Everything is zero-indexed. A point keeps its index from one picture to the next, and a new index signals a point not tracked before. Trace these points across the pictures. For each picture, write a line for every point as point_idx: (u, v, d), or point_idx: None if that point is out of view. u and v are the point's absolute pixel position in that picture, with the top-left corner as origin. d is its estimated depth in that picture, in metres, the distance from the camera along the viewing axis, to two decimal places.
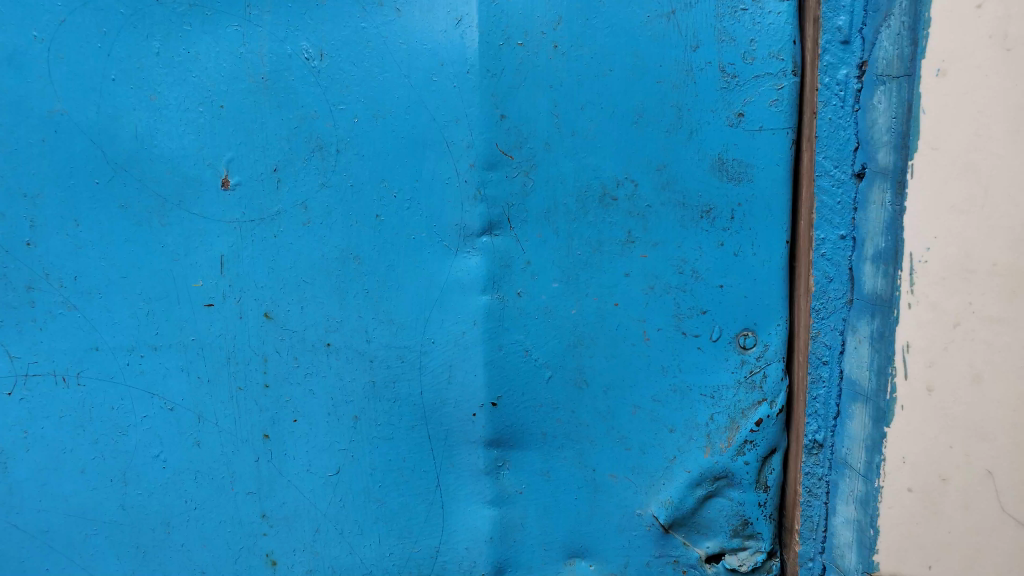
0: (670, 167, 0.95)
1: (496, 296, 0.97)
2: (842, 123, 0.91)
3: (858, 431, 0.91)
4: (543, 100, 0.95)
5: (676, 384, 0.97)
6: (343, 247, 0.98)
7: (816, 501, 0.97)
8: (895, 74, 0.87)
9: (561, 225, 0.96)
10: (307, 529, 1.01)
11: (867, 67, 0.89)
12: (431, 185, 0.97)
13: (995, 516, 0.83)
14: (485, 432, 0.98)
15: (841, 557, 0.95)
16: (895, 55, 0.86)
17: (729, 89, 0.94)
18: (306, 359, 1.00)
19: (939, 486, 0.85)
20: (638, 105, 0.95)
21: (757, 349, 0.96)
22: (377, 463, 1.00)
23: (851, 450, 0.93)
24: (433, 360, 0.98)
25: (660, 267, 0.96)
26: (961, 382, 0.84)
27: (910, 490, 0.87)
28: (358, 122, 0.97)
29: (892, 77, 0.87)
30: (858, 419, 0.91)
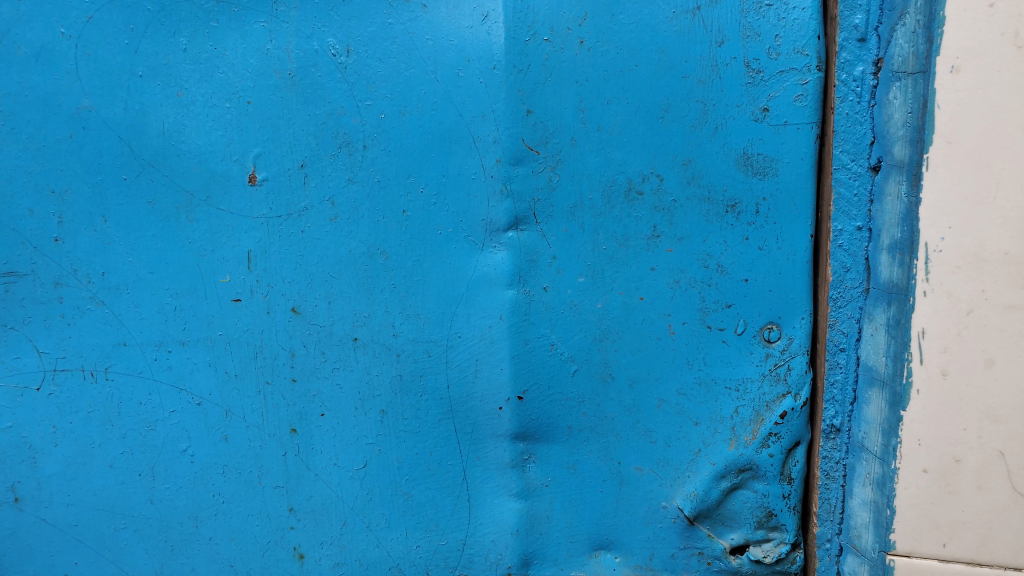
0: (696, 162, 0.95)
1: (523, 290, 0.98)
2: (859, 119, 0.93)
3: (875, 415, 0.95)
4: (569, 95, 0.96)
5: (701, 377, 0.96)
6: (370, 243, 1.00)
7: (833, 484, 0.98)
8: (911, 71, 0.90)
9: (587, 220, 0.97)
10: (334, 523, 1.04)
11: (883, 64, 0.91)
12: (456, 181, 0.98)
13: (1005, 493, 0.90)
14: (511, 426, 0.99)
15: (857, 537, 0.97)
16: (911, 52, 0.90)
17: (753, 85, 0.93)
18: (333, 353, 1.02)
19: (954, 464, 0.91)
20: (664, 100, 0.95)
21: (782, 342, 0.95)
22: (404, 457, 1.02)
23: (867, 434, 0.96)
24: (460, 354, 0.99)
25: (686, 261, 0.96)
26: (975, 366, 0.89)
27: (925, 471, 0.92)
28: (384, 118, 0.99)
29: (908, 74, 0.90)
30: (875, 404, 0.95)
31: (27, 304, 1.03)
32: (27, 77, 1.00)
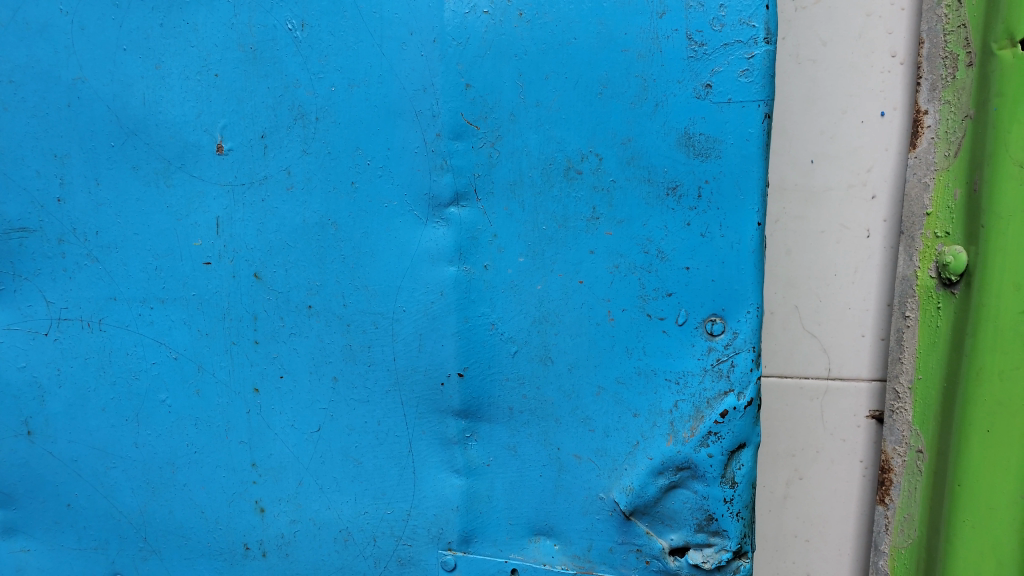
0: (635, 141, 0.91)
1: (464, 267, 0.94)
2: None
3: None
4: (507, 70, 0.91)
5: (640, 367, 0.93)
6: (322, 213, 0.96)
7: None
8: None
9: (527, 198, 0.93)
10: (291, 481, 1.01)
11: None
12: (401, 155, 0.93)
13: (798, 334, 1.29)
14: (454, 403, 0.96)
15: None
16: None
17: (696, 60, 0.89)
18: (291, 319, 0.98)
19: (768, 316, 1.30)
20: (602, 76, 0.90)
21: (725, 336, 0.91)
22: (355, 425, 0.99)
23: None
24: (405, 328, 0.96)
25: (625, 245, 0.92)
26: (779, 253, 1.28)
27: None
28: (335, 91, 0.94)
29: None
30: None
31: (36, 258, 1.01)
32: (32, 50, 0.98)
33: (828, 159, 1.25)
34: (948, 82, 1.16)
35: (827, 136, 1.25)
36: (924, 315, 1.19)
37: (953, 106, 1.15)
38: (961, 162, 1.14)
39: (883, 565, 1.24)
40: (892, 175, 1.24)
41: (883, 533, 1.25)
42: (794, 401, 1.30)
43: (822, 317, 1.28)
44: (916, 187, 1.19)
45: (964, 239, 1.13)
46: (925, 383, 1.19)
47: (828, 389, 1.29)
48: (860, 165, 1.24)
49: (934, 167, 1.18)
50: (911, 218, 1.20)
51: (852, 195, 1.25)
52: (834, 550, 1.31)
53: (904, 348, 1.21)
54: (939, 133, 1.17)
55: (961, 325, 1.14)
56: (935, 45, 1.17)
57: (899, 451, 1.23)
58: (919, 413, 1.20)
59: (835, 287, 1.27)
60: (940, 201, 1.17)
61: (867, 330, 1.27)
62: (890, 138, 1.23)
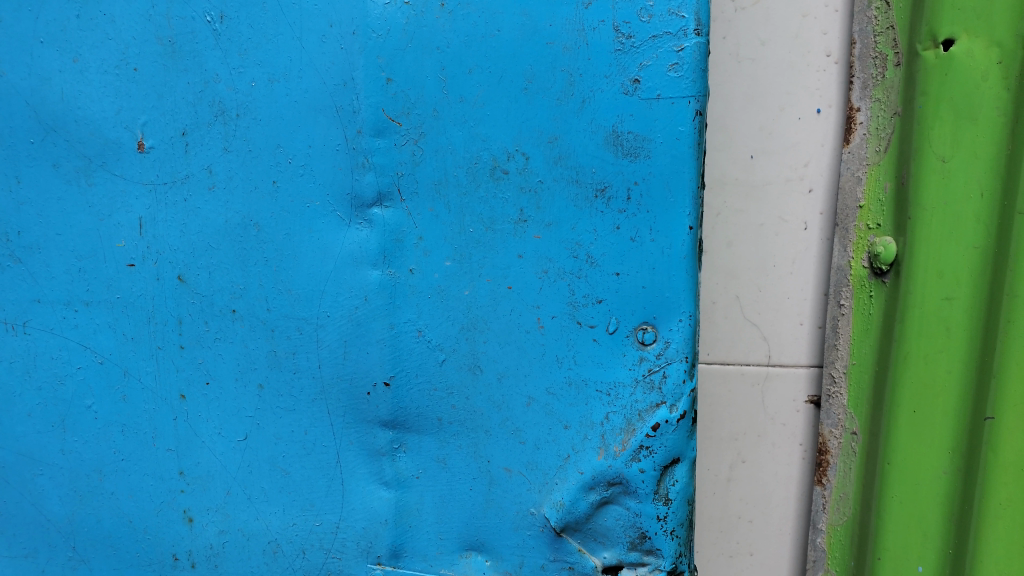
0: (562, 140, 0.89)
1: (388, 271, 0.91)
2: None
3: None
4: (429, 63, 0.88)
5: (571, 377, 0.91)
6: (243, 213, 0.91)
7: None
8: None
9: (452, 199, 0.90)
10: (219, 490, 0.96)
11: None
12: (322, 153, 0.89)
13: (741, 324, 1.31)
14: (382, 412, 0.93)
15: None
16: None
17: (624, 52, 0.87)
18: (215, 324, 0.93)
19: (711, 306, 1.31)
20: (527, 71, 0.88)
21: (658, 346, 0.89)
22: (281, 434, 0.94)
23: None
24: (330, 335, 0.92)
25: (554, 250, 0.90)
26: (720, 245, 1.29)
27: None
28: (256, 87, 0.89)
29: None
30: None
31: None
32: None
33: (767, 154, 1.27)
34: (878, 82, 1.19)
35: (765, 132, 1.26)
36: (857, 303, 1.23)
37: (882, 104, 1.19)
38: (891, 157, 1.18)
39: (821, 542, 1.28)
40: (828, 169, 1.25)
41: (821, 512, 1.28)
42: (737, 387, 1.33)
43: (762, 306, 1.30)
44: (850, 181, 1.22)
45: (893, 230, 1.18)
46: (859, 367, 1.23)
47: (768, 375, 1.32)
48: (797, 160, 1.26)
49: (866, 162, 1.21)
50: (845, 210, 1.22)
51: (790, 189, 1.27)
52: (775, 531, 1.34)
53: (839, 334, 1.24)
54: (870, 129, 1.20)
55: (891, 312, 1.19)
56: (866, 45, 1.19)
57: (836, 433, 1.26)
58: (854, 396, 1.24)
59: (773, 277, 1.29)
60: (871, 195, 1.20)
61: (804, 318, 1.29)
62: (825, 134, 1.24)
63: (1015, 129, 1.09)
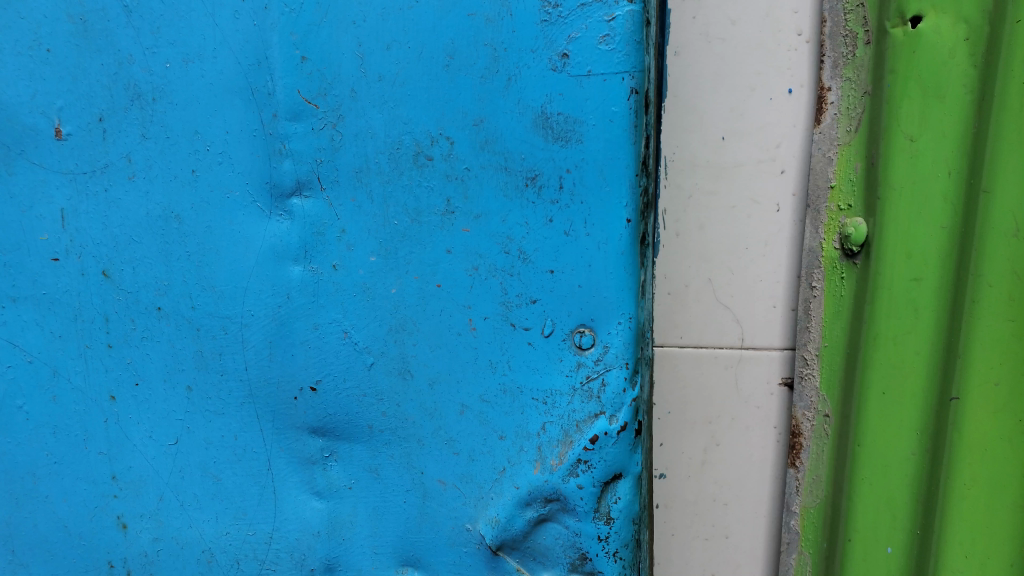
0: (488, 121, 0.87)
1: (310, 267, 0.92)
2: None
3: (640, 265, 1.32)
4: (345, 39, 0.88)
5: (506, 384, 0.91)
6: (163, 206, 0.93)
7: None
8: None
9: (375, 188, 0.90)
10: (151, 496, 0.99)
11: None
12: (238, 139, 0.90)
13: (715, 306, 1.30)
14: (308, 418, 0.94)
15: None
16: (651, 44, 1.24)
17: (551, 24, 0.84)
18: (142, 322, 0.95)
19: (683, 289, 1.31)
20: (448, 45, 0.86)
21: (596, 350, 0.89)
22: (211, 439, 0.96)
23: None
24: (254, 334, 0.94)
25: (483, 245, 0.89)
26: (691, 228, 1.29)
27: (668, 293, 1.31)
28: (171, 68, 0.90)
29: None
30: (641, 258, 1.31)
31: None
32: None
33: (738, 135, 1.26)
34: (848, 61, 1.16)
35: (736, 113, 1.25)
36: (829, 285, 1.21)
37: (853, 83, 1.16)
38: (862, 136, 1.16)
39: (795, 524, 1.27)
40: (799, 150, 1.24)
41: (795, 495, 1.27)
42: (710, 370, 1.32)
43: (734, 289, 1.29)
44: (821, 162, 1.20)
45: (864, 210, 1.16)
46: (831, 349, 1.22)
47: (741, 358, 1.31)
48: (768, 141, 1.25)
49: (837, 142, 1.18)
50: (816, 191, 1.21)
51: (761, 170, 1.26)
52: (749, 513, 1.33)
53: (811, 316, 1.23)
54: (841, 108, 1.18)
55: (861, 292, 1.18)
56: (836, 24, 1.17)
57: (808, 416, 1.25)
58: (826, 378, 1.23)
59: (745, 260, 1.28)
60: (843, 175, 1.18)
61: (777, 301, 1.28)
62: (797, 115, 1.23)
63: (981, 107, 1.07)
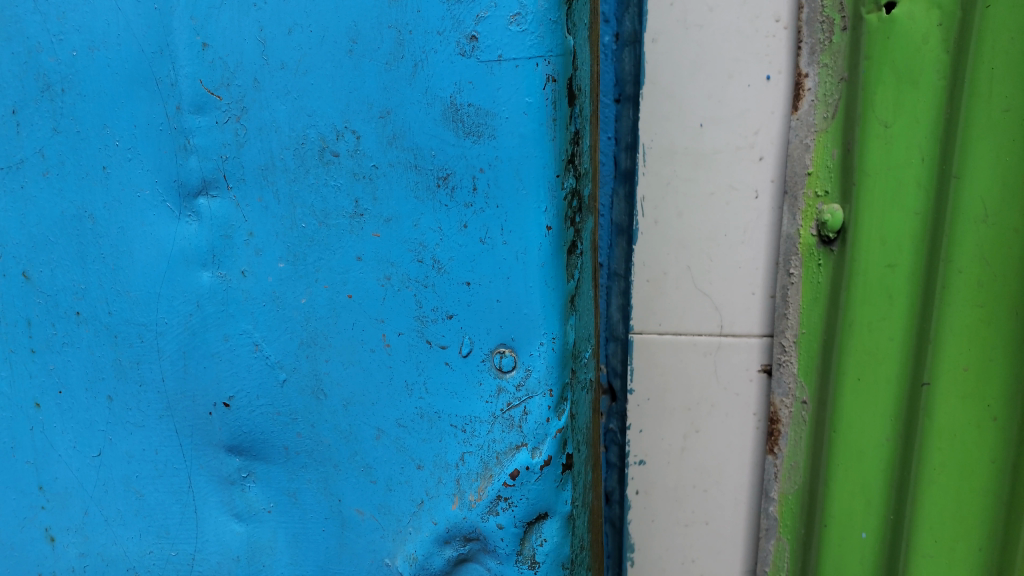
0: (396, 114, 0.86)
1: (218, 274, 0.92)
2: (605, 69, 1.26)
3: (619, 253, 1.29)
4: (247, 22, 0.86)
5: (422, 408, 0.91)
6: (78, 205, 0.93)
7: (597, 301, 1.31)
8: (632, 42, 1.24)
9: (280, 184, 0.89)
10: (78, 509, 1.00)
11: (619, 35, 1.24)
12: (146, 132, 0.90)
13: (694, 295, 1.28)
14: (224, 436, 0.95)
15: (614, 332, 1.32)
16: (631, 28, 1.23)
17: (456, 3, 0.83)
18: (61, 326, 0.96)
19: (662, 276, 1.28)
20: (351, 28, 0.85)
21: (518, 373, 0.88)
22: (135, 451, 0.97)
23: (615, 262, 1.30)
24: (169, 343, 0.94)
25: (395, 252, 0.88)
26: (670, 215, 1.26)
27: (648, 281, 1.29)
28: (78, 56, 0.90)
29: (631, 42, 1.24)
30: (619, 246, 1.29)
31: None
32: None
33: (716, 122, 1.22)
34: (825, 47, 1.14)
35: (715, 100, 1.22)
36: (807, 272, 1.19)
37: (830, 70, 1.14)
38: (839, 122, 1.14)
39: (773, 511, 1.26)
40: (778, 136, 1.21)
41: (773, 482, 1.26)
42: (689, 357, 1.29)
43: (714, 276, 1.26)
44: (799, 148, 1.18)
45: (840, 197, 1.15)
46: (809, 337, 1.20)
47: (720, 345, 1.28)
48: (747, 128, 1.21)
49: (814, 128, 1.16)
50: (795, 177, 1.19)
51: (740, 157, 1.22)
52: (730, 500, 1.31)
53: (789, 303, 1.21)
54: (818, 95, 1.16)
55: (838, 279, 1.16)
56: (813, 10, 1.15)
57: (787, 403, 1.24)
58: (804, 365, 1.22)
59: (725, 247, 1.25)
60: (820, 161, 1.16)
61: (757, 288, 1.25)
62: (776, 102, 1.20)
63: (954, 93, 1.06)
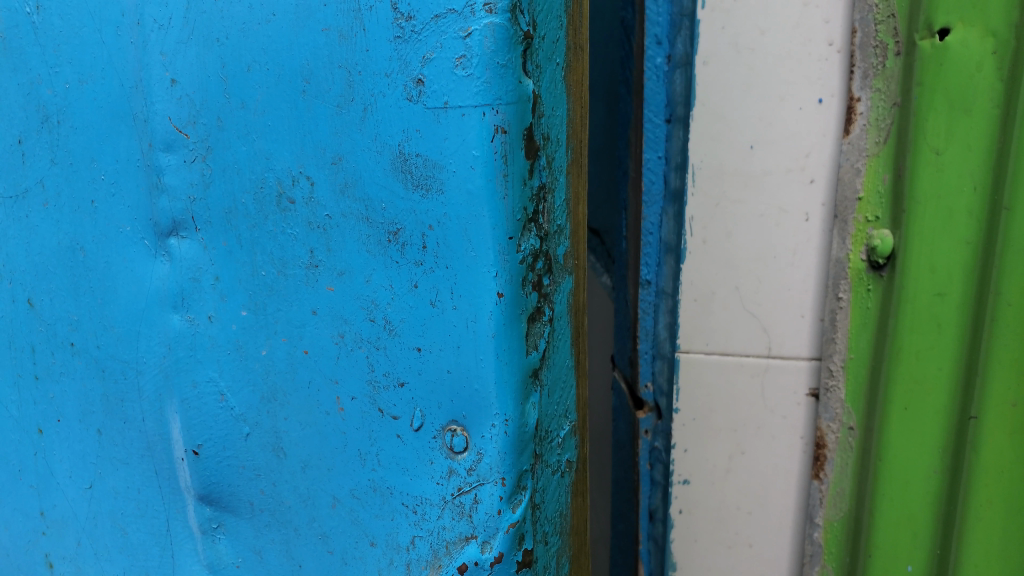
0: (347, 161, 0.80)
1: (187, 318, 0.94)
2: (656, 90, 1.36)
3: (668, 271, 1.39)
4: (210, 58, 0.84)
5: (376, 482, 0.87)
6: (72, 238, 0.99)
7: (647, 316, 1.43)
8: (683, 64, 1.32)
9: (244, 232, 0.88)
10: (72, 541, 1.11)
11: (671, 57, 1.34)
12: (127, 168, 0.94)
13: (742, 314, 1.34)
14: (195, 485, 0.98)
15: (661, 346, 1.42)
16: (683, 51, 1.31)
17: (405, 41, 0.74)
18: (60, 355, 1.05)
19: (710, 295, 1.36)
20: (304, 67, 0.79)
21: (469, 456, 0.80)
22: (119, 489, 1.06)
23: (663, 280, 1.40)
24: (149, 379, 0.99)
25: (349, 309, 0.84)
26: (719, 236, 1.33)
27: (694, 300, 1.37)
28: (70, 89, 0.94)
29: (682, 64, 1.32)
30: (668, 264, 1.39)
31: None
32: None
33: (766, 144, 1.28)
34: (878, 71, 1.18)
35: (765, 122, 1.28)
36: (856, 297, 1.25)
37: (883, 94, 1.18)
38: (891, 147, 1.19)
39: (818, 537, 1.32)
40: (829, 160, 1.25)
41: (818, 507, 1.32)
42: (735, 376, 1.36)
43: (762, 297, 1.33)
44: (850, 172, 1.23)
45: (890, 223, 1.20)
46: (856, 361, 1.26)
47: (767, 367, 1.34)
48: (798, 150, 1.27)
49: (865, 153, 1.21)
50: (844, 202, 1.24)
51: (790, 179, 1.28)
52: (775, 522, 1.38)
53: (838, 327, 1.26)
54: (870, 119, 1.20)
55: (888, 306, 1.21)
56: (867, 34, 1.18)
57: (833, 428, 1.29)
58: (851, 390, 1.27)
59: (774, 268, 1.31)
60: (871, 186, 1.21)
61: (806, 310, 1.31)
62: (826, 124, 1.25)
63: (1007, 122, 1.09)
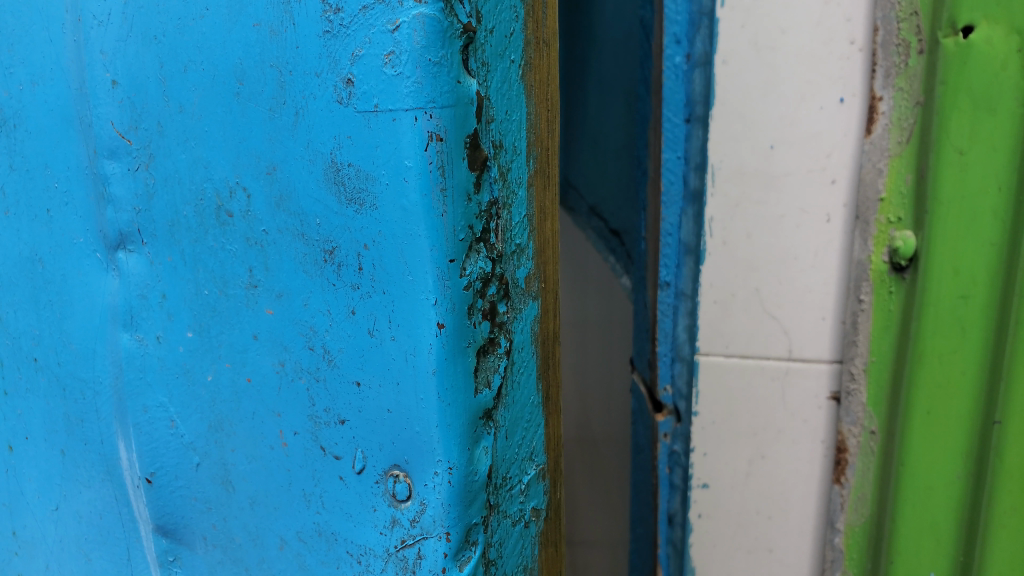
0: (280, 172, 0.69)
1: (135, 337, 0.85)
2: (676, 89, 1.32)
3: (688, 272, 1.37)
4: (149, 58, 0.73)
5: (319, 525, 0.78)
6: (31, 249, 0.91)
7: (666, 318, 1.40)
8: (703, 63, 1.28)
9: (186, 246, 0.78)
10: (41, 564, 1.04)
11: (691, 56, 1.30)
12: (76, 176, 0.84)
13: (763, 317, 1.31)
14: (150, 513, 0.90)
15: (680, 349, 1.40)
16: (704, 50, 1.28)
17: (333, 37, 0.62)
18: (26, 371, 0.97)
19: (730, 297, 1.32)
20: (238, 67, 0.68)
21: (413, 506, 0.70)
22: (83, 513, 0.98)
23: (683, 282, 1.38)
24: (105, 402, 0.90)
25: (288, 336, 0.74)
26: (739, 237, 1.29)
27: (715, 302, 1.34)
28: (23, 90, 0.85)
29: (702, 63, 1.28)
30: (687, 265, 1.37)
31: None
32: None
33: (787, 144, 1.24)
34: (900, 70, 1.13)
35: (786, 121, 1.23)
36: (878, 299, 1.20)
37: (906, 93, 1.14)
38: (914, 147, 1.14)
39: (839, 543, 1.30)
40: (852, 161, 1.21)
41: (840, 513, 1.29)
42: (755, 379, 1.33)
43: (784, 300, 1.29)
44: (872, 173, 1.18)
45: (913, 224, 1.16)
46: (879, 365, 1.22)
47: (788, 371, 1.30)
48: (820, 150, 1.22)
49: (887, 153, 1.16)
50: (866, 203, 1.19)
51: (812, 179, 1.24)
52: (795, 527, 1.35)
53: (859, 330, 1.22)
54: (892, 119, 1.16)
55: (912, 310, 1.17)
56: (889, 32, 1.13)
57: (855, 432, 1.26)
58: (873, 395, 1.23)
59: (795, 270, 1.27)
60: (894, 186, 1.17)
61: (827, 314, 1.27)
62: (848, 124, 1.20)
63: None
